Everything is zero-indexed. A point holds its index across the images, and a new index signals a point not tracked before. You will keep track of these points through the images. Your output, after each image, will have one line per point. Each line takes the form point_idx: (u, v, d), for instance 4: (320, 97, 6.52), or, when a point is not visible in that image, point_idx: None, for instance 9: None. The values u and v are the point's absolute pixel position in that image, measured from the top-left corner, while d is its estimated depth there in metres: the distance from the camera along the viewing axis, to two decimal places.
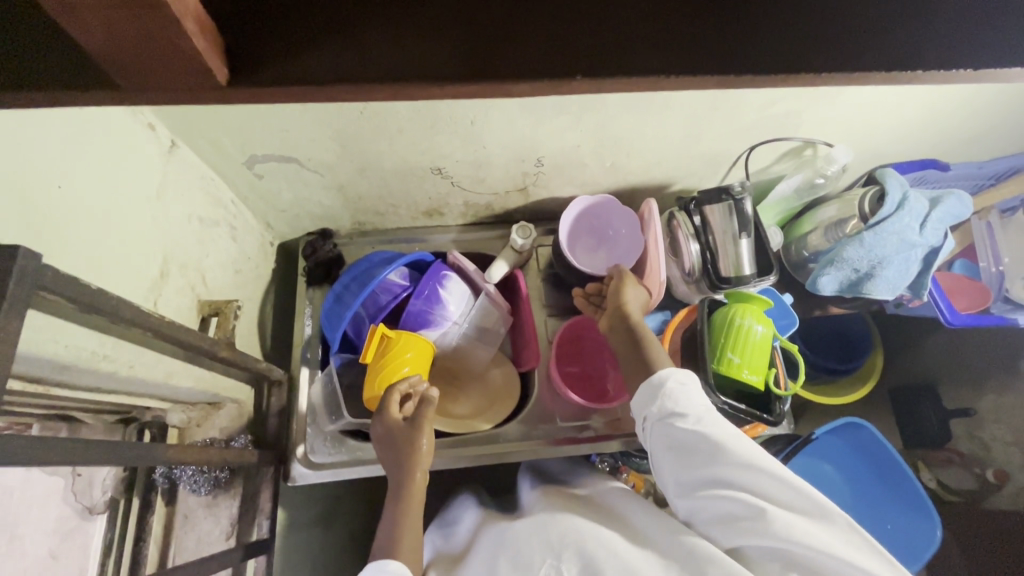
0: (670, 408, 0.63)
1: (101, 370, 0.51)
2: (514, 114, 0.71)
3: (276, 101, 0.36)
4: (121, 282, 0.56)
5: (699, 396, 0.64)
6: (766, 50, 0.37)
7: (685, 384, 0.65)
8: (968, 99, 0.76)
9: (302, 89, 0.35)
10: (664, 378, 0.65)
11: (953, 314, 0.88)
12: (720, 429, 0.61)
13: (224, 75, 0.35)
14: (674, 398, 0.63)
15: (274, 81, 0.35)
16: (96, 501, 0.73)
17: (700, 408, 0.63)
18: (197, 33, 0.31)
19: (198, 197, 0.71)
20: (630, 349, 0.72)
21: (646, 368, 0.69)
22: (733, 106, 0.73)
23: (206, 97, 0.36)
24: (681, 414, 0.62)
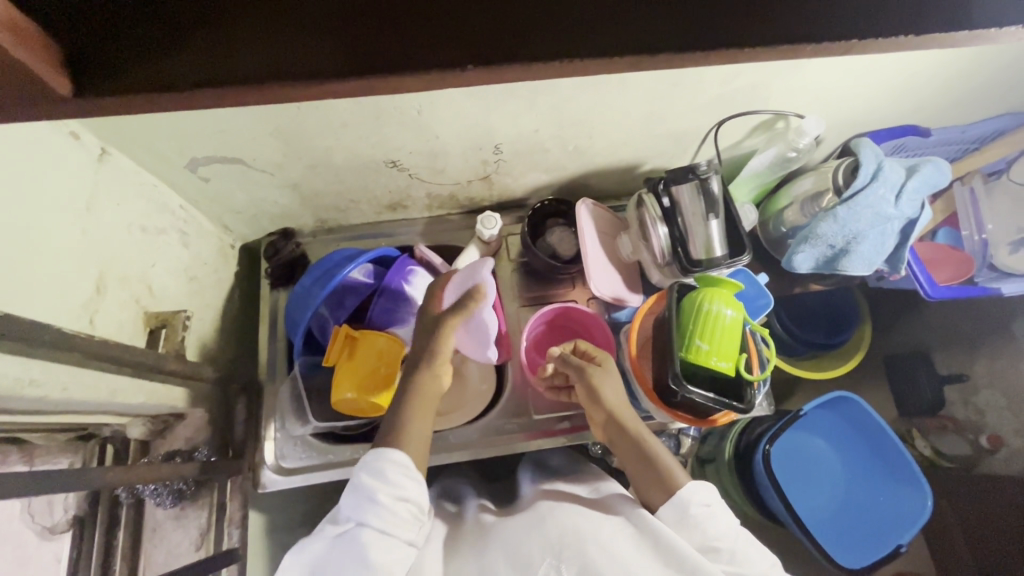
0: (701, 542, 0.62)
1: (29, 396, 0.49)
2: (462, 101, 0.67)
3: (134, 110, 0.32)
4: (50, 301, 0.54)
5: (725, 518, 0.64)
6: (681, 23, 0.34)
7: (708, 506, 0.64)
8: (944, 60, 0.72)
9: (163, 96, 0.32)
10: (688, 503, 0.63)
11: (932, 288, 0.85)
12: (752, 564, 0.61)
13: (73, 84, 0.32)
14: (703, 529, 0.62)
15: (135, 87, 0.31)
16: (58, 522, 0.70)
17: (731, 538, 0.62)
18: (11, 39, 0.28)
19: (138, 205, 0.68)
20: (638, 455, 0.69)
21: (665, 481, 0.66)
22: (694, 81, 0.70)
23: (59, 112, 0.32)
24: (715, 548, 0.61)
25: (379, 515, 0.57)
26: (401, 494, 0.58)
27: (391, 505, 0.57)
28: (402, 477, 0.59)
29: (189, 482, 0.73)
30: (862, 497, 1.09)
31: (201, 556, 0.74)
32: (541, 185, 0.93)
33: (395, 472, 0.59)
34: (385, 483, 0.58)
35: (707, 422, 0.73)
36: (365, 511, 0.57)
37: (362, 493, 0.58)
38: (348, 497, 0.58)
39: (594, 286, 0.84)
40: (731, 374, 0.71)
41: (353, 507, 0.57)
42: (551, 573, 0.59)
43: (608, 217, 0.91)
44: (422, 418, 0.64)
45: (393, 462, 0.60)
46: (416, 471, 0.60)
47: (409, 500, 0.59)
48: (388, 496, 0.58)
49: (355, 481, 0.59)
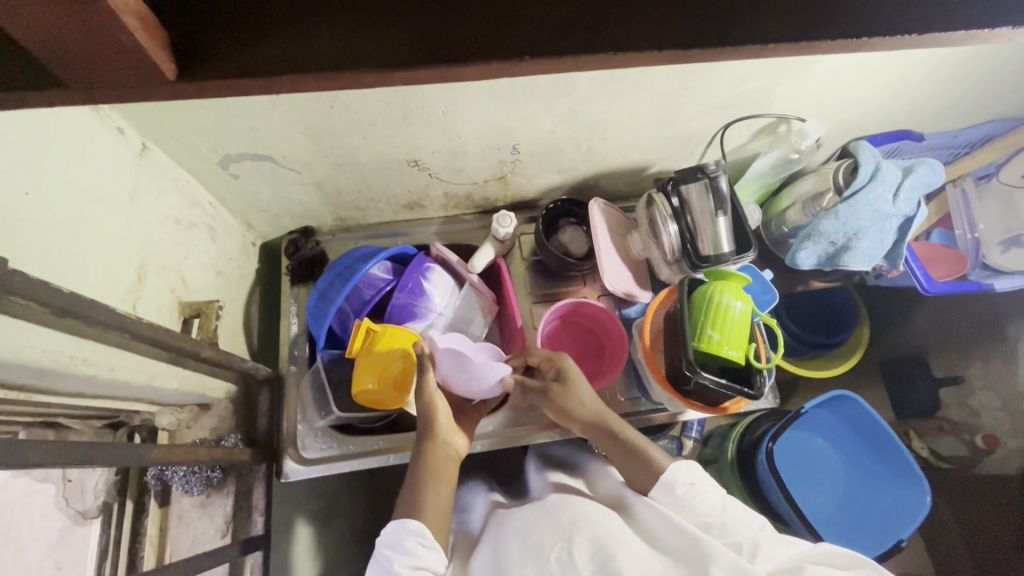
0: (694, 520, 0.65)
1: (81, 374, 0.52)
2: (486, 102, 0.71)
3: (223, 94, 0.36)
4: (98, 286, 0.56)
5: (711, 491, 0.66)
6: (714, 20, 0.37)
7: (694, 484, 0.66)
8: (936, 67, 0.77)
9: (254, 82, 0.36)
10: (674, 485, 0.66)
11: (928, 281, 0.90)
12: (743, 529, 0.62)
13: (173, 71, 0.36)
14: (691, 507, 0.65)
15: (227, 73, 0.35)
16: (89, 506, 0.71)
17: (718, 509, 0.64)
18: (138, 27, 0.32)
19: (174, 200, 0.71)
20: (620, 453, 0.72)
21: (646, 469, 0.68)
22: (703, 85, 0.74)
23: (156, 95, 0.36)
24: (706, 523, 0.64)
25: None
26: (415, 562, 0.62)
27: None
28: (417, 546, 0.62)
29: (217, 468, 0.76)
30: (865, 496, 1.11)
31: (225, 542, 0.77)
32: (553, 186, 0.97)
33: (409, 541, 0.63)
34: (402, 554, 0.62)
35: (718, 409, 0.77)
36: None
37: (383, 568, 0.62)
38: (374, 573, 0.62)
39: (608, 281, 0.88)
40: (741, 363, 0.74)
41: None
42: (563, 554, 0.59)
43: (618, 217, 0.95)
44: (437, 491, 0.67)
45: (410, 532, 0.63)
46: (432, 538, 0.64)
47: (424, 568, 0.62)
48: (404, 568, 0.61)
49: (378, 555, 0.63)
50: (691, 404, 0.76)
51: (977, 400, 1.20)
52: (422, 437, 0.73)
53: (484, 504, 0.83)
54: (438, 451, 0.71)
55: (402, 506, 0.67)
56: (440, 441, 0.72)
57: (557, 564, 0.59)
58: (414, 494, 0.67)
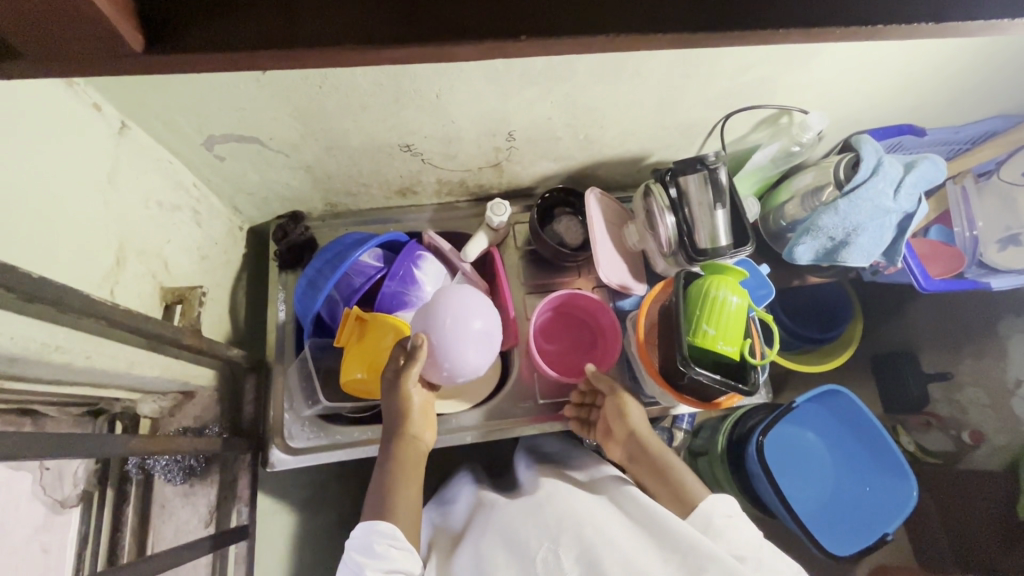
0: (725, 551, 0.59)
1: (55, 362, 0.50)
2: (481, 86, 0.68)
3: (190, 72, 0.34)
4: (74, 270, 0.54)
5: (750, 532, 0.61)
6: (721, 4, 0.35)
7: (732, 518, 0.62)
8: (942, 61, 0.75)
9: (228, 58, 0.33)
10: (710, 515, 0.62)
11: (926, 279, 0.89)
12: (781, 574, 0.56)
13: (139, 44, 0.33)
14: (723, 536, 0.60)
15: (193, 48, 0.33)
16: (69, 495, 0.70)
17: (755, 548, 0.59)
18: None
19: (155, 182, 0.68)
20: (657, 477, 0.71)
21: (678, 496, 0.67)
22: (706, 73, 0.72)
23: (118, 70, 0.34)
24: (739, 555, 0.58)
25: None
26: (388, 567, 0.60)
27: None
28: (389, 549, 0.61)
29: (200, 457, 0.75)
30: (851, 488, 1.12)
31: (209, 532, 0.75)
32: (549, 175, 0.95)
33: (380, 545, 0.61)
34: (373, 558, 0.61)
35: (711, 405, 0.76)
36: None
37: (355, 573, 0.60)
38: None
39: (602, 273, 0.86)
40: (736, 359, 0.73)
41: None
42: (548, 555, 0.60)
43: (615, 207, 0.93)
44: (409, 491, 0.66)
45: (379, 535, 0.62)
46: (403, 539, 0.62)
47: (396, 571, 0.60)
48: (376, 573, 0.59)
49: (349, 559, 0.62)
50: (683, 400, 0.75)
51: (965, 396, 1.21)
52: (391, 435, 0.71)
53: (469, 491, 0.84)
54: (408, 450, 0.70)
55: (371, 505, 0.66)
56: (411, 437, 0.71)
57: (542, 565, 0.60)
58: (384, 495, 0.66)
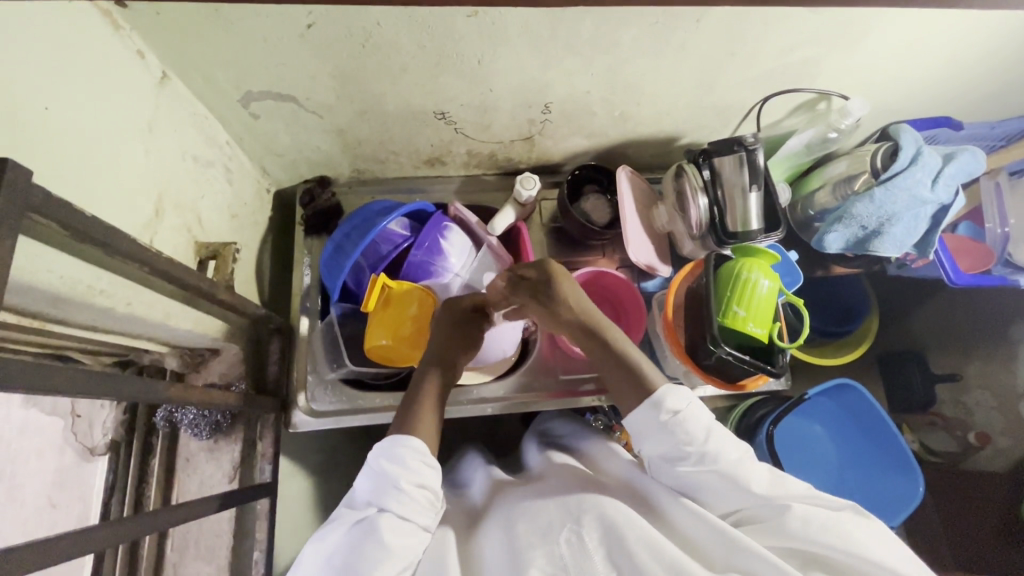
0: (672, 445, 0.61)
1: (98, 305, 0.50)
2: (523, 52, 0.67)
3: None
4: (118, 217, 0.54)
5: (696, 418, 0.61)
6: None
7: (679, 411, 0.61)
8: (992, 49, 0.74)
9: None
10: (660, 406, 0.62)
11: (956, 274, 0.88)
12: (724, 454, 0.60)
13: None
14: (672, 435, 0.61)
15: None
16: (94, 444, 0.76)
17: (701, 439, 0.60)
18: None
19: (192, 136, 0.68)
20: (613, 363, 0.67)
21: (637, 383, 0.64)
22: (752, 52, 0.71)
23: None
24: (682, 454, 0.60)
25: (399, 500, 0.58)
26: (419, 480, 0.60)
27: (410, 491, 0.58)
28: (421, 465, 0.60)
29: (226, 414, 0.75)
30: (862, 484, 1.11)
31: (233, 487, 0.76)
32: (579, 151, 0.94)
33: (414, 460, 0.60)
34: (405, 471, 0.59)
35: (735, 386, 0.76)
36: (385, 497, 0.58)
37: (385, 481, 0.59)
38: (369, 484, 0.59)
39: (632, 252, 0.86)
40: (764, 341, 0.73)
41: (372, 494, 0.58)
42: (572, 537, 0.56)
43: (644, 187, 0.92)
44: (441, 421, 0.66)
45: (413, 451, 0.61)
46: (433, 459, 0.62)
47: (426, 487, 0.60)
48: (408, 484, 0.59)
49: (376, 467, 0.60)
50: (707, 380, 0.75)
51: (972, 399, 1.20)
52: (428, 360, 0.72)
53: (484, 476, 0.83)
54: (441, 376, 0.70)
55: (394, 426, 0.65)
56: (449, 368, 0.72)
57: (566, 547, 0.55)
58: (410, 417, 0.66)
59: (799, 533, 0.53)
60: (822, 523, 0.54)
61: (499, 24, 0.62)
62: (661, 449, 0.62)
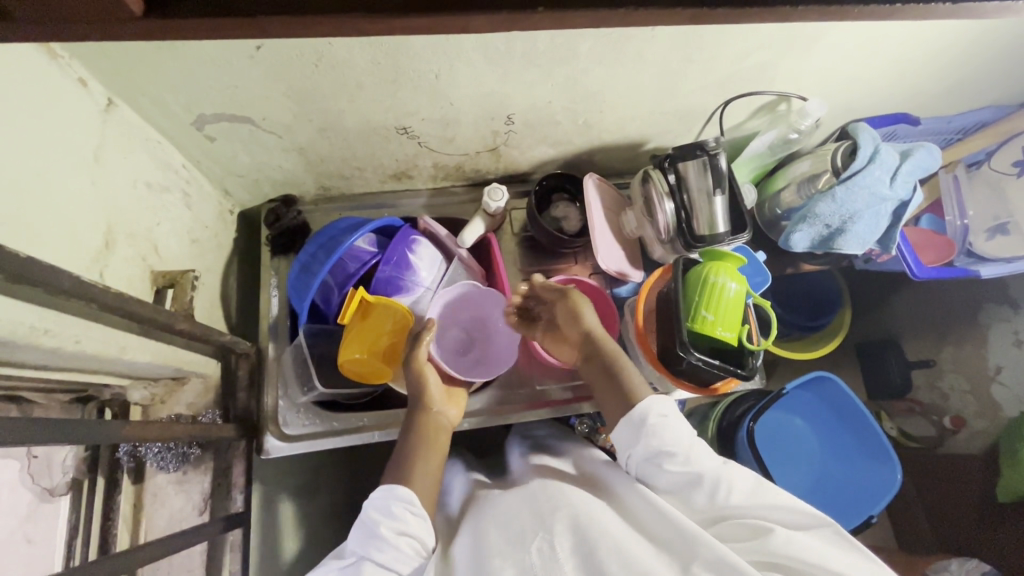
0: (655, 447, 0.62)
1: (43, 346, 0.48)
2: (480, 66, 0.67)
3: (203, 33, 0.34)
4: (63, 252, 0.53)
5: (682, 426, 0.64)
6: None
7: (666, 416, 0.64)
8: (941, 47, 0.75)
9: (235, 22, 0.34)
10: (645, 414, 0.64)
11: (918, 267, 0.90)
12: (707, 461, 0.61)
13: (140, 9, 0.33)
14: (658, 437, 0.62)
15: (203, 11, 0.33)
16: (58, 483, 0.68)
17: (685, 444, 0.62)
18: None
19: (144, 162, 0.66)
20: (607, 378, 0.70)
21: (624, 398, 0.67)
22: (707, 58, 0.71)
23: (124, 32, 0.34)
24: (670, 453, 0.61)
25: (380, 549, 0.58)
26: (401, 528, 0.60)
27: (390, 538, 0.58)
28: (406, 513, 0.61)
29: (194, 444, 0.75)
30: (842, 474, 1.12)
31: (205, 519, 0.76)
32: (547, 160, 0.93)
33: (398, 507, 0.61)
34: (389, 518, 0.60)
35: (708, 390, 0.77)
36: (367, 545, 0.58)
37: (367, 530, 0.60)
38: (357, 532, 0.60)
39: (600, 259, 0.86)
40: (734, 344, 0.74)
41: (357, 543, 0.59)
42: (543, 545, 0.54)
43: (613, 194, 0.92)
44: (430, 474, 0.66)
45: (398, 499, 0.62)
46: (420, 506, 0.62)
47: (410, 534, 0.60)
48: (390, 531, 0.59)
49: (364, 517, 0.61)
50: (681, 386, 0.75)
51: (946, 383, 1.23)
52: (413, 407, 0.73)
53: (464, 482, 0.81)
54: (429, 421, 0.71)
55: (391, 474, 0.66)
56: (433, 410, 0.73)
57: (537, 556, 0.54)
58: (405, 462, 0.67)
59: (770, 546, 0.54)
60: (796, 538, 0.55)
61: (454, 41, 0.61)
62: (646, 448, 0.63)
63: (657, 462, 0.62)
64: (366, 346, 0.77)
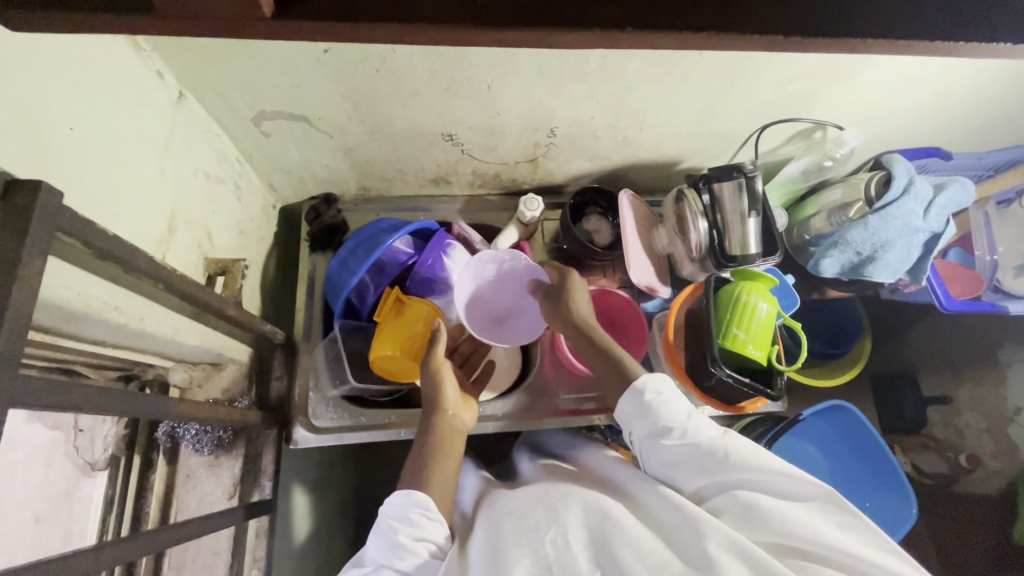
0: (654, 424, 0.63)
1: (111, 321, 0.51)
2: (531, 80, 0.69)
3: (311, 37, 0.37)
4: (133, 233, 0.55)
5: (677, 401, 0.64)
6: (795, 9, 0.39)
7: (662, 393, 0.65)
8: (981, 84, 0.77)
9: (347, 29, 0.37)
10: (642, 391, 0.65)
11: (948, 300, 0.90)
12: (705, 432, 0.61)
13: (266, 10, 0.36)
14: (654, 414, 0.63)
15: (318, 17, 0.36)
16: (97, 458, 0.74)
17: (681, 418, 0.63)
18: None
19: (205, 153, 0.69)
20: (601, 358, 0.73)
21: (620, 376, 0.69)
22: (750, 83, 0.73)
23: (248, 31, 0.37)
24: (667, 430, 0.62)
25: (400, 556, 0.58)
26: (420, 533, 0.60)
27: (410, 544, 0.58)
28: (423, 518, 0.61)
29: (228, 428, 0.77)
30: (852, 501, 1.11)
31: (233, 504, 0.76)
32: (583, 174, 0.96)
33: (416, 513, 0.61)
34: (408, 525, 0.60)
35: (734, 408, 0.78)
36: (388, 553, 0.58)
37: (387, 537, 0.59)
38: (375, 541, 0.60)
39: (632, 274, 0.87)
40: (763, 363, 0.75)
41: (378, 552, 0.59)
42: (558, 539, 0.55)
43: (644, 210, 0.94)
44: (443, 482, 0.66)
45: (415, 504, 0.62)
46: (436, 511, 0.62)
47: (428, 540, 0.60)
48: (409, 538, 0.59)
49: (381, 524, 0.61)
50: (707, 402, 0.76)
51: (964, 420, 1.21)
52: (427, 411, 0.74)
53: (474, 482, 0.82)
54: (443, 424, 0.72)
55: (407, 480, 0.66)
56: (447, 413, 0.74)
57: (552, 547, 0.54)
58: (420, 467, 0.67)
59: (763, 522, 0.54)
60: (780, 511, 0.55)
61: (512, 57, 0.65)
62: (647, 427, 0.64)
63: (655, 439, 0.63)
64: (394, 339, 0.78)
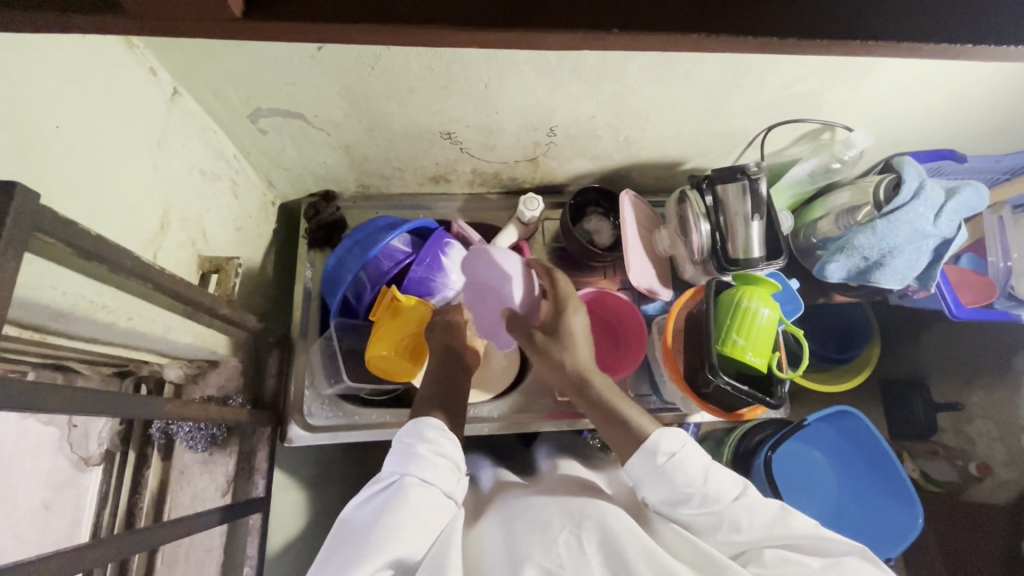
0: (671, 491, 0.58)
1: (98, 320, 0.51)
2: (529, 78, 0.68)
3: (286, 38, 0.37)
4: (124, 231, 0.55)
5: (693, 459, 0.59)
6: (788, 9, 0.37)
7: (676, 454, 0.59)
8: (997, 84, 0.74)
9: (320, 27, 0.36)
10: (654, 455, 0.59)
11: (957, 307, 0.88)
12: (722, 493, 0.58)
13: (239, 9, 0.35)
14: (671, 479, 0.58)
15: (291, 17, 0.35)
16: (91, 453, 0.77)
17: (699, 481, 0.58)
18: None
19: (200, 150, 0.69)
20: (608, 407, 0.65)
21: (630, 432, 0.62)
22: (755, 83, 0.71)
23: (221, 31, 0.36)
24: (685, 498, 0.58)
25: (419, 464, 0.58)
26: (438, 449, 0.59)
27: (427, 457, 0.58)
28: (440, 436, 0.60)
29: (221, 426, 0.77)
30: (856, 511, 1.08)
31: (227, 501, 0.76)
32: (584, 173, 0.94)
33: (432, 431, 0.60)
34: (422, 441, 0.60)
35: (734, 415, 0.77)
36: (406, 463, 0.58)
37: (405, 451, 0.59)
38: (393, 456, 0.60)
39: (632, 277, 0.86)
40: (764, 371, 0.73)
41: (394, 462, 0.59)
42: (571, 540, 0.52)
43: (647, 210, 0.92)
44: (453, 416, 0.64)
45: (432, 424, 0.61)
46: (453, 432, 0.62)
47: (447, 455, 0.60)
48: (427, 450, 0.59)
49: (398, 442, 0.61)
50: (704, 408, 0.75)
51: (975, 428, 1.16)
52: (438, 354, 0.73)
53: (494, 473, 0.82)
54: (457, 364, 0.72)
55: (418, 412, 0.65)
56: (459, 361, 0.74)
57: (564, 547, 0.51)
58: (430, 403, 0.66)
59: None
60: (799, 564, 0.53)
61: (508, 56, 0.64)
62: (661, 494, 0.59)
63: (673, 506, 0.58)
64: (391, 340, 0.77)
